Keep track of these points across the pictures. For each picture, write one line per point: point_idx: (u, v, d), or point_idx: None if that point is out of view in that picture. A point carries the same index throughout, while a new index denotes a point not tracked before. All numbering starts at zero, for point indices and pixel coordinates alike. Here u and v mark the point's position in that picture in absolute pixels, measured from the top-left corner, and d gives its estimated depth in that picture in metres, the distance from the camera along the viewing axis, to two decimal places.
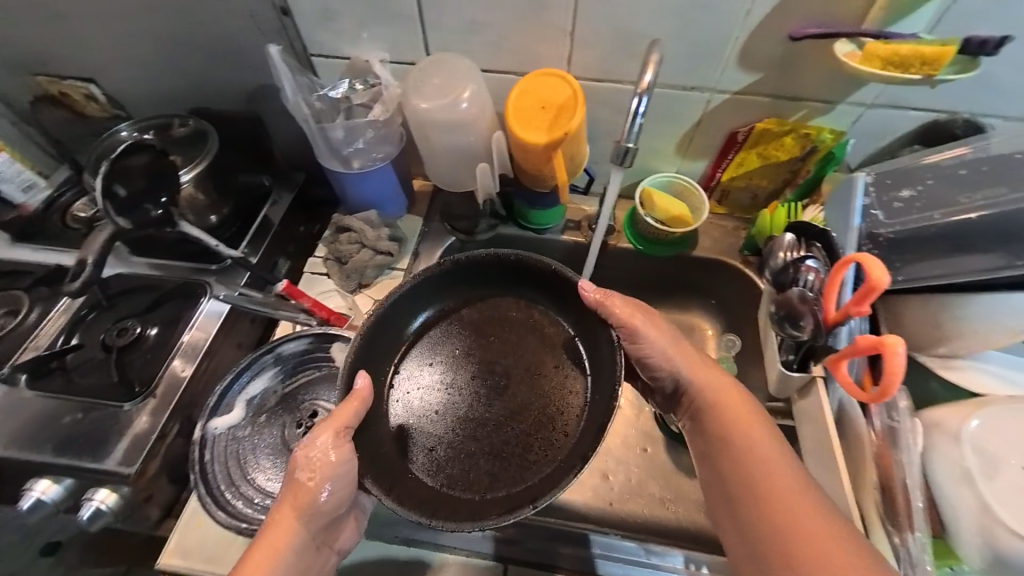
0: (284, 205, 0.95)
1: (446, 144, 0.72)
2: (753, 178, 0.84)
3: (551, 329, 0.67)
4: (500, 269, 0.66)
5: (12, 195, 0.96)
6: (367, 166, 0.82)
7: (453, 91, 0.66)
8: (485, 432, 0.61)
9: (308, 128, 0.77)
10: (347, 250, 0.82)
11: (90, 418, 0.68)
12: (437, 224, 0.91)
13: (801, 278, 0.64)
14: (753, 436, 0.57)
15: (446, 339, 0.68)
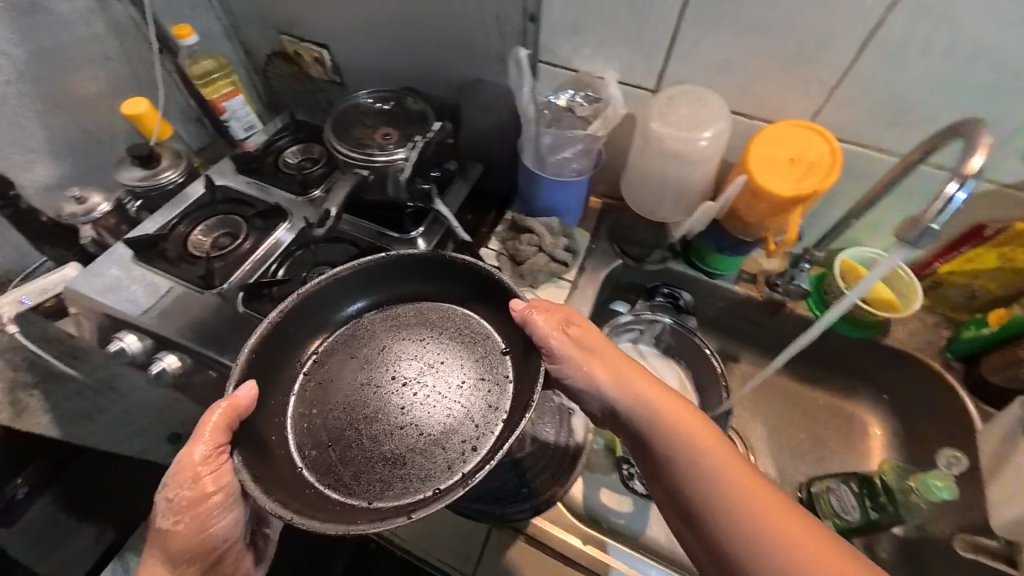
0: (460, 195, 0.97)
1: (667, 175, 0.71)
2: (981, 279, 0.75)
3: (485, 340, 0.68)
4: (418, 266, 0.70)
5: (237, 132, 1.17)
6: (565, 174, 0.83)
7: (699, 126, 0.65)
8: (389, 437, 0.62)
9: (527, 130, 0.80)
10: (525, 250, 0.84)
11: None
12: (604, 241, 0.91)
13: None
14: (700, 449, 0.54)
15: (373, 330, 0.71)
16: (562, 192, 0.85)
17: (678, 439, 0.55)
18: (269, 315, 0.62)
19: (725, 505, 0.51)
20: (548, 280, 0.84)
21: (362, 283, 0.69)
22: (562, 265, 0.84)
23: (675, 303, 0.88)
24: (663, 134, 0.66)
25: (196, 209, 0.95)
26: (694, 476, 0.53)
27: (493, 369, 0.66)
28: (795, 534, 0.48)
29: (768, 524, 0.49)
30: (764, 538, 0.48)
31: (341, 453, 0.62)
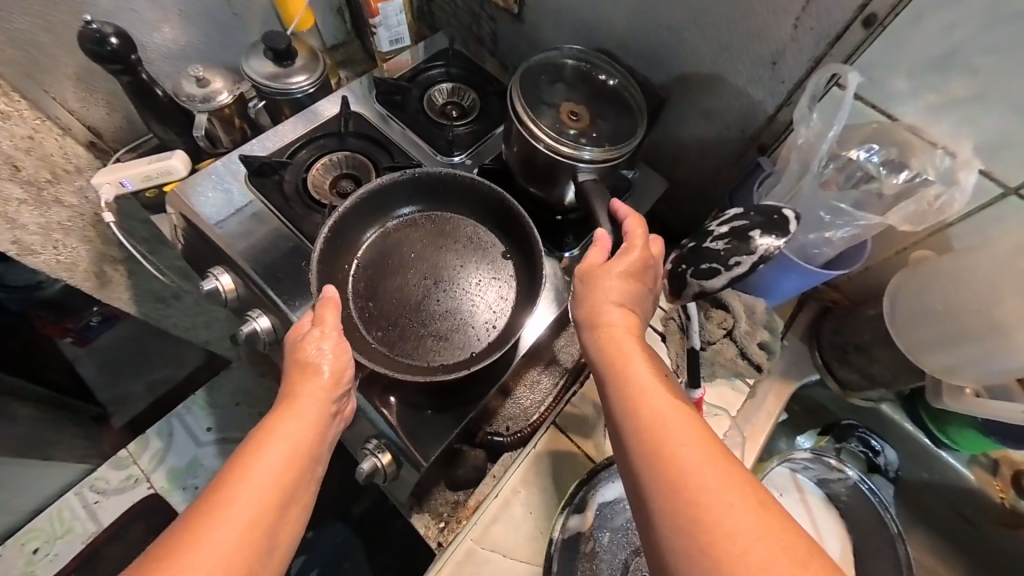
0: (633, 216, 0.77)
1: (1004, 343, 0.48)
2: None
3: (492, 244, 0.65)
4: (451, 187, 0.65)
5: (379, 43, 0.96)
6: (801, 258, 0.61)
7: None
8: (435, 317, 0.61)
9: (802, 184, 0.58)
10: (710, 333, 0.64)
11: (431, 301, 0.61)
12: (799, 338, 0.70)
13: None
14: (667, 413, 0.39)
15: (399, 234, 0.65)
16: (790, 276, 0.61)
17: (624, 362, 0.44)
18: (342, 210, 0.59)
19: (648, 443, 0.38)
20: (725, 377, 0.65)
21: (408, 188, 0.64)
22: (751, 365, 0.64)
23: (869, 457, 0.66)
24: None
25: (323, 136, 0.79)
26: (628, 403, 0.41)
27: (502, 273, 0.64)
28: (741, 525, 0.33)
29: (696, 487, 0.35)
30: (684, 510, 0.34)
31: (404, 330, 0.60)
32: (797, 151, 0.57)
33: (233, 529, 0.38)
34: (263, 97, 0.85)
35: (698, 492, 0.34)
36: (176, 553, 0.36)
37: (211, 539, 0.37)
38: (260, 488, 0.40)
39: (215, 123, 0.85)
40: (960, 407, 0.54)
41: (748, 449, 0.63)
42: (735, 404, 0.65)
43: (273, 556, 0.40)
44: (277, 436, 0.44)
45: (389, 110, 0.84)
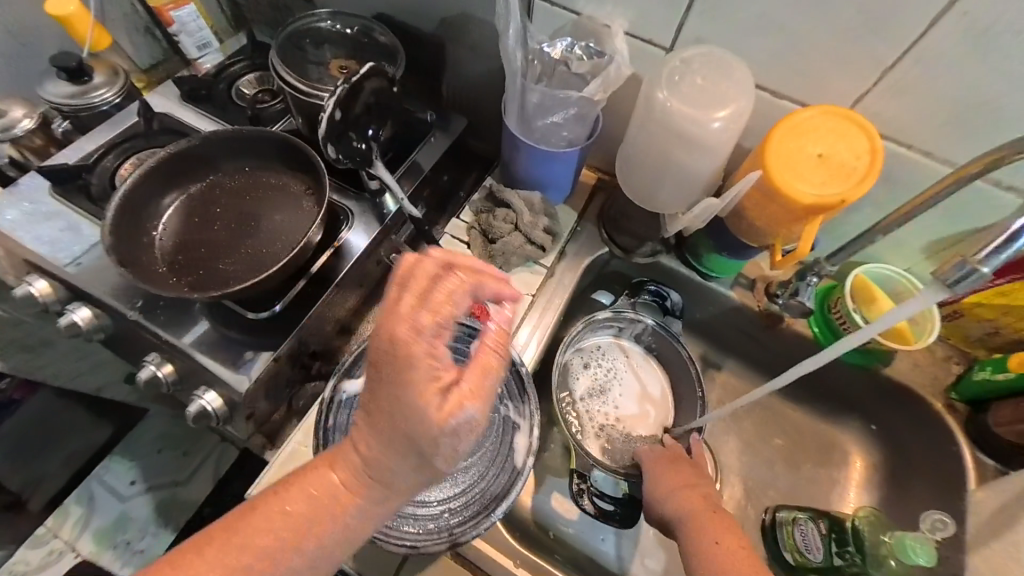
0: (439, 149, 0.85)
1: (676, 165, 0.59)
2: (1006, 317, 0.66)
3: (294, 186, 0.71)
4: (242, 143, 0.70)
5: (189, 51, 1.01)
6: (553, 145, 0.72)
7: (712, 105, 0.53)
8: (247, 255, 0.66)
9: (513, 83, 0.66)
10: (498, 228, 0.74)
11: (243, 244, 0.67)
12: (591, 224, 0.81)
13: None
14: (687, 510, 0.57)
15: (205, 195, 0.70)
16: (546, 163, 0.72)
17: (699, 530, 0.54)
18: (122, 187, 0.63)
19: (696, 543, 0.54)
20: (521, 264, 0.74)
21: (201, 152, 0.68)
22: (537, 248, 0.74)
23: (661, 303, 0.78)
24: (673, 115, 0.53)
25: (129, 138, 0.82)
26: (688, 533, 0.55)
27: (305, 207, 0.70)
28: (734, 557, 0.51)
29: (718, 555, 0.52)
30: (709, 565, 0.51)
31: (217, 271, 0.65)
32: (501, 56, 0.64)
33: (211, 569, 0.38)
34: (68, 117, 0.88)
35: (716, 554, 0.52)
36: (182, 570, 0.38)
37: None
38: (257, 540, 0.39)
39: (23, 150, 0.86)
40: (675, 227, 0.65)
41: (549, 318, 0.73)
42: (534, 284, 0.74)
43: None
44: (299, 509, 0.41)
45: (198, 106, 0.89)
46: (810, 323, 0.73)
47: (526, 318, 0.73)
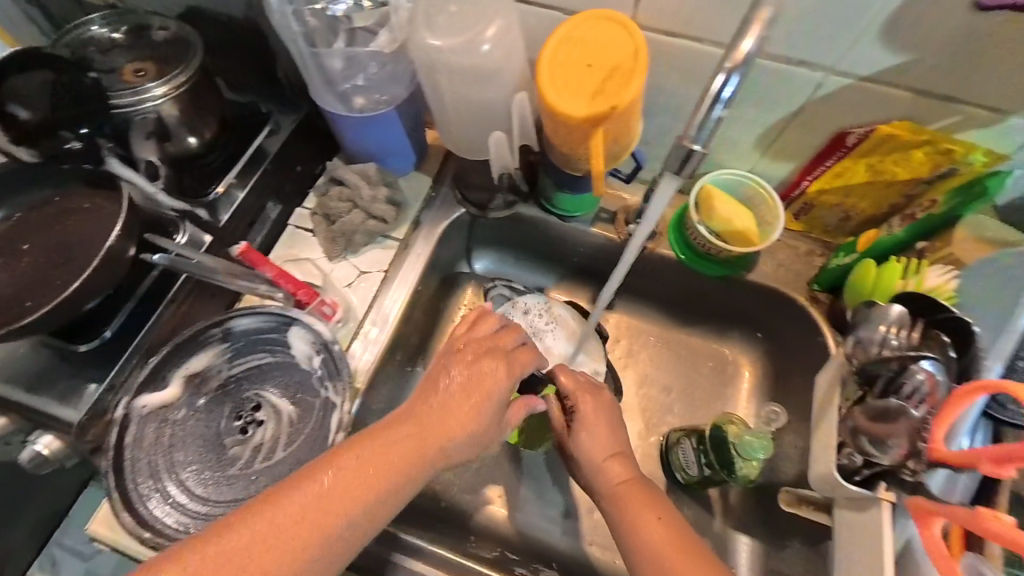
0: (283, 135, 0.78)
1: (464, 101, 0.55)
2: (850, 197, 0.64)
3: (102, 205, 0.65)
4: (32, 171, 0.64)
5: None
6: (372, 109, 0.67)
7: (473, 29, 0.49)
8: (56, 287, 0.61)
9: (301, 54, 0.63)
10: (335, 208, 0.70)
11: (50, 277, 0.62)
12: (447, 187, 0.76)
13: (907, 388, 0.39)
14: (626, 511, 0.52)
15: (9, 233, 0.65)
16: (368, 131, 0.68)
17: (632, 510, 0.51)
18: None
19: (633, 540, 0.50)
20: (370, 241, 0.70)
21: None
22: (381, 221, 0.70)
23: None
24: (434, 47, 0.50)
25: None
26: (631, 529, 0.50)
27: (109, 226, 0.63)
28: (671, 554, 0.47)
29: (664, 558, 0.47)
30: (645, 561, 0.48)
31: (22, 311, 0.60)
32: (276, 29, 0.61)
33: (224, 557, 0.37)
34: None
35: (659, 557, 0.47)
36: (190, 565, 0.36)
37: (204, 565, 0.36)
38: (266, 531, 0.38)
39: None
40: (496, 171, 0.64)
41: (405, 290, 0.68)
42: (384, 259, 0.70)
43: None
44: (312, 500, 0.40)
45: None
46: (672, 244, 0.71)
47: (379, 297, 0.67)
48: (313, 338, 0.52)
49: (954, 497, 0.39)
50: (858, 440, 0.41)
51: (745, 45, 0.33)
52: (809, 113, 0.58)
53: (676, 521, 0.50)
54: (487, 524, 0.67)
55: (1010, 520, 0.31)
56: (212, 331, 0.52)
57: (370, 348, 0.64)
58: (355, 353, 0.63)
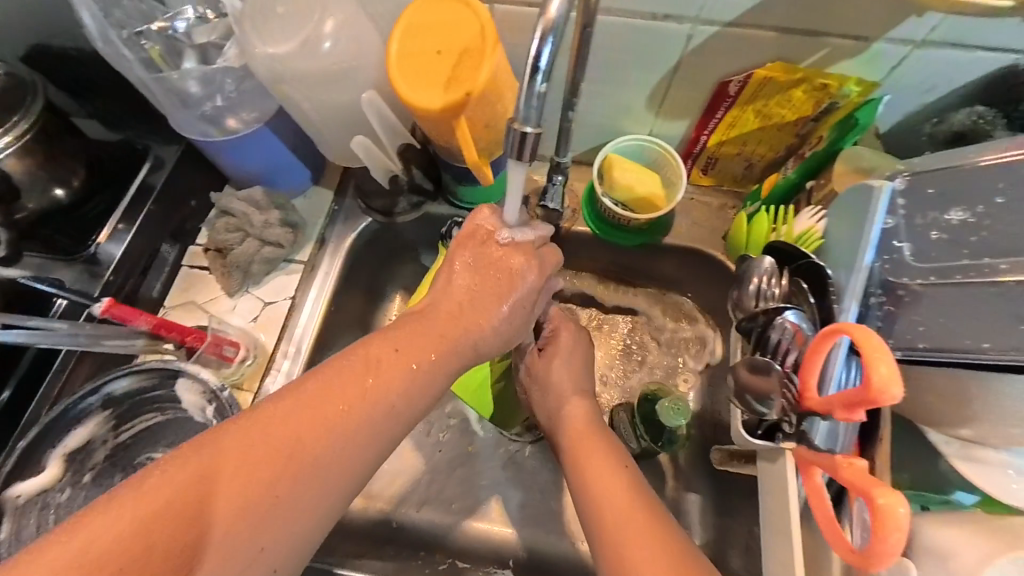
0: (168, 166, 0.70)
1: (327, 105, 0.53)
2: (749, 145, 0.62)
3: None
4: None
5: None
6: (242, 129, 0.61)
7: (307, 26, 0.48)
8: None
9: (145, 81, 0.56)
10: (226, 241, 0.65)
11: None
12: (351, 198, 0.69)
13: (775, 338, 0.38)
14: (576, 463, 0.47)
15: None
16: (243, 153, 0.63)
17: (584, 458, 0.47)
18: None
19: (592, 499, 0.43)
20: (271, 268, 0.67)
21: None
22: (277, 246, 0.66)
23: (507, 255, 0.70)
24: (270, 53, 0.48)
25: None
26: (594, 480, 0.45)
27: None
28: (624, 512, 0.41)
29: (615, 517, 0.41)
30: (604, 518, 0.41)
31: None
32: (110, 62, 0.55)
33: (229, 457, 0.34)
34: None
35: (611, 517, 0.41)
36: (199, 463, 0.33)
37: (209, 466, 0.33)
38: (270, 437, 0.35)
39: None
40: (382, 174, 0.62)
41: (315, 313, 0.65)
42: (291, 285, 0.67)
43: (217, 525, 0.32)
44: (318, 413, 0.37)
45: None
46: (586, 219, 0.69)
47: (288, 325, 0.64)
48: (201, 387, 0.54)
49: (839, 445, 0.37)
50: (743, 399, 0.38)
51: (552, 6, 0.30)
52: (687, 68, 0.56)
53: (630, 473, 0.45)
54: (438, 541, 0.64)
55: (863, 466, 0.31)
56: (91, 405, 0.53)
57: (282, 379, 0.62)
58: (268, 386, 0.62)
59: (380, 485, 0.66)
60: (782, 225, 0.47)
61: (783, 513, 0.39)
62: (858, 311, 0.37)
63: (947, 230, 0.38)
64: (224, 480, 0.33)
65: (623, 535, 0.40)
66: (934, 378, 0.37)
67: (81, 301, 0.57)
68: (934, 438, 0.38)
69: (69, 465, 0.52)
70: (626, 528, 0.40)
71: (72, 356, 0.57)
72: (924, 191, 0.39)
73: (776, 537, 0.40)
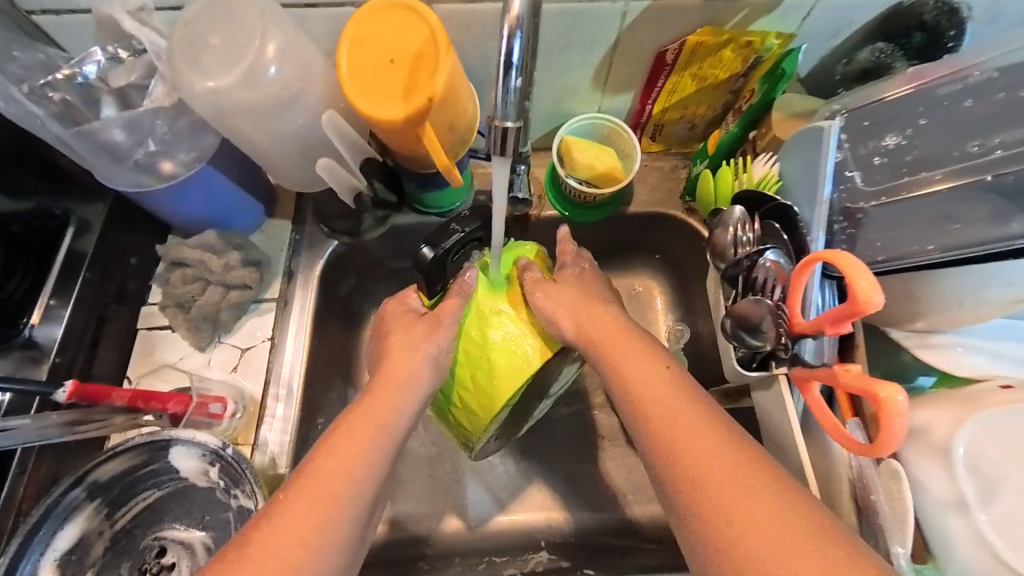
0: (96, 230, 0.63)
1: (276, 132, 0.50)
2: (690, 106, 0.66)
3: None
4: None
5: None
6: (182, 172, 0.57)
7: (246, 53, 0.45)
8: None
9: (64, 138, 0.51)
10: (187, 293, 0.61)
11: None
12: (311, 224, 0.67)
13: (760, 278, 0.41)
14: (614, 371, 0.46)
15: None
16: (187, 199, 0.58)
17: (621, 364, 0.46)
18: None
19: (651, 423, 0.41)
20: (241, 312, 0.63)
21: None
22: (244, 288, 0.62)
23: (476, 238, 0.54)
24: (212, 86, 0.45)
25: None
26: (646, 397, 0.42)
27: None
28: (691, 427, 0.39)
29: (685, 439, 0.39)
30: (667, 453, 0.39)
31: None
32: (18, 123, 0.50)
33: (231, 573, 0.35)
34: None
35: (673, 436, 0.40)
36: None
37: None
38: (265, 543, 0.36)
39: None
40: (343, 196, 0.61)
41: (300, 345, 0.63)
42: (267, 325, 0.64)
43: None
44: (298, 508, 0.38)
45: None
46: (553, 202, 0.71)
47: (272, 367, 0.62)
48: (199, 452, 0.50)
49: (827, 359, 0.40)
50: (738, 335, 0.41)
51: (516, 2, 0.31)
52: (627, 43, 0.59)
53: (679, 383, 0.43)
54: (471, 541, 0.65)
55: (858, 370, 0.34)
56: (75, 496, 0.47)
57: (279, 425, 0.59)
58: (265, 435, 0.59)
59: (400, 505, 0.66)
60: (739, 176, 0.51)
61: (788, 428, 0.43)
62: (823, 239, 0.41)
63: (883, 155, 0.43)
64: None
65: (700, 460, 0.38)
66: (892, 284, 0.42)
67: (33, 392, 0.49)
68: (897, 336, 0.44)
69: (64, 571, 0.47)
70: (693, 449, 0.38)
71: (32, 453, 0.50)
72: (858, 125, 0.44)
73: (788, 450, 0.44)
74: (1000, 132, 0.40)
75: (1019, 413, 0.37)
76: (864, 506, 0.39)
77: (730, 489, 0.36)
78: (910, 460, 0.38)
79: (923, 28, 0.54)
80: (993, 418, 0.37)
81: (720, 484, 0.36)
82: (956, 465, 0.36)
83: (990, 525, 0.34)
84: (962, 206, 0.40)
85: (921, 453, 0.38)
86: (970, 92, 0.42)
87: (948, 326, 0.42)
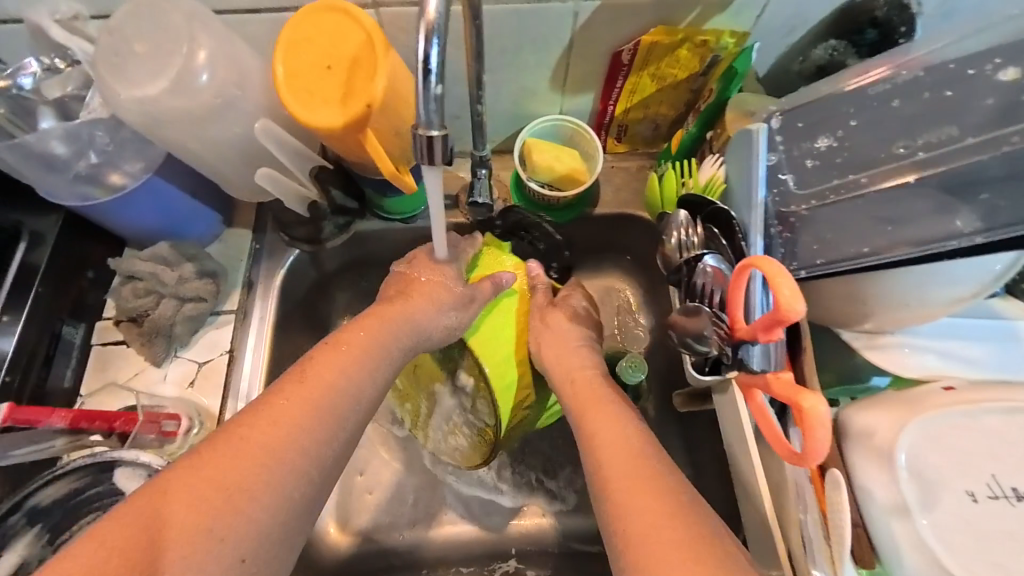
0: (47, 242, 0.61)
1: (217, 141, 0.49)
2: (651, 106, 0.66)
3: None
4: None
5: None
6: (129, 183, 0.55)
7: (180, 61, 0.44)
8: None
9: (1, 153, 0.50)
10: (138, 307, 0.59)
11: None
12: (271, 232, 0.65)
13: (701, 284, 0.41)
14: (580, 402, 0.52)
15: None
16: (134, 211, 0.57)
17: (590, 414, 0.49)
18: None
19: (587, 439, 0.47)
20: (197, 325, 0.62)
21: None
22: (199, 300, 0.61)
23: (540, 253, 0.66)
24: (140, 95, 0.44)
25: None
26: (587, 416, 0.49)
27: None
28: (615, 439, 0.45)
29: (608, 445, 0.45)
30: (592, 458, 0.45)
31: None
32: None
33: (208, 460, 0.38)
34: None
35: (599, 443, 0.46)
36: (175, 479, 0.37)
37: (192, 471, 0.37)
38: (245, 441, 0.39)
39: None
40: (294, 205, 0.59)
41: (259, 357, 0.62)
42: (224, 338, 0.62)
43: (199, 531, 0.35)
44: (286, 406, 0.42)
45: None
46: (519, 207, 0.70)
47: (231, 381, 0.60)
48: (144, 472, 0.49)
49: (773, 364, 0.39)
50: (684, 343, 0.40)
51: (431, 5, 0.30)
52: (581, 44, 0.58)
53: (621, 408, 0.49)
54: (440, 552, 0.64)
55: (790, 377, 0.34)
56: (16, 519, 0.47)
57: None
58: None
59: (368, 517, 0.65)
60: (689, 178, 0.50)
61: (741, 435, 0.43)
62: (763, 242, 0.41)
63: (820, 156, 0.42)
64: (180, 492, 0.36)
65: (617, 462, 0.43)
66: (834, 286, 0.42)
67: None
68: (846, 337, 0.43)
69: None
70: (614, 453, 0.44)
71: None
72: (797, 126, 0.43)
73: (741, 457, 0.44)
74: (944, 130, 0.40)
75: (957, 414, 0.37)
76: (810, 517, 0.38)
77: (630, 482, 0.41)
78: (854, 466, 0.38)
79: (875, 24, 0.54)
80: (933, 420, 0.37)
81: (625, 481, 0.41)
82: (896, 472, 0.36)
83: (931, 530, 0.35)
84: (904, 207, 0.39)
85: (863, 459, 0.37)
86: (913, 92, 0.42)
87: (897, 327, 0.42)
